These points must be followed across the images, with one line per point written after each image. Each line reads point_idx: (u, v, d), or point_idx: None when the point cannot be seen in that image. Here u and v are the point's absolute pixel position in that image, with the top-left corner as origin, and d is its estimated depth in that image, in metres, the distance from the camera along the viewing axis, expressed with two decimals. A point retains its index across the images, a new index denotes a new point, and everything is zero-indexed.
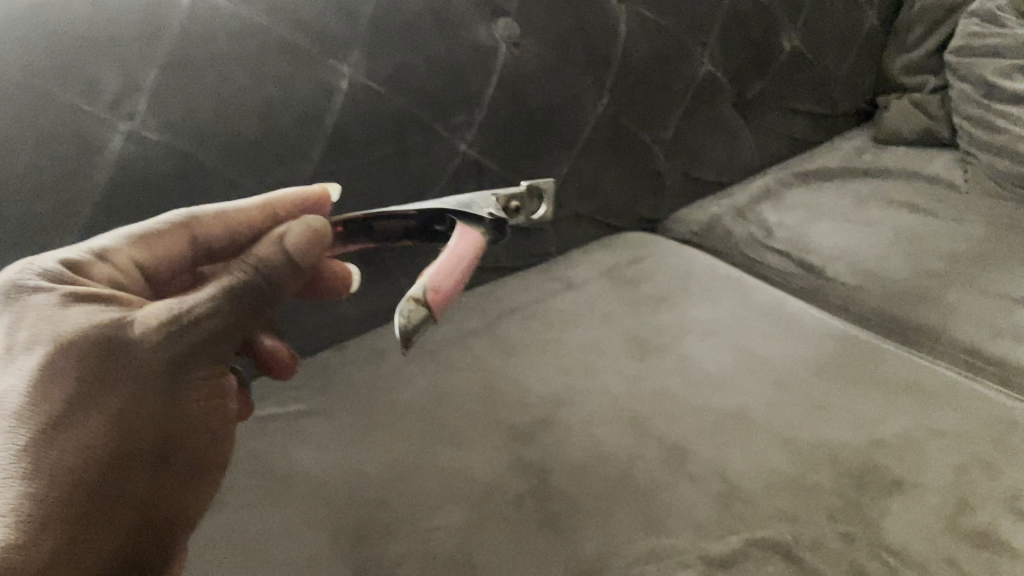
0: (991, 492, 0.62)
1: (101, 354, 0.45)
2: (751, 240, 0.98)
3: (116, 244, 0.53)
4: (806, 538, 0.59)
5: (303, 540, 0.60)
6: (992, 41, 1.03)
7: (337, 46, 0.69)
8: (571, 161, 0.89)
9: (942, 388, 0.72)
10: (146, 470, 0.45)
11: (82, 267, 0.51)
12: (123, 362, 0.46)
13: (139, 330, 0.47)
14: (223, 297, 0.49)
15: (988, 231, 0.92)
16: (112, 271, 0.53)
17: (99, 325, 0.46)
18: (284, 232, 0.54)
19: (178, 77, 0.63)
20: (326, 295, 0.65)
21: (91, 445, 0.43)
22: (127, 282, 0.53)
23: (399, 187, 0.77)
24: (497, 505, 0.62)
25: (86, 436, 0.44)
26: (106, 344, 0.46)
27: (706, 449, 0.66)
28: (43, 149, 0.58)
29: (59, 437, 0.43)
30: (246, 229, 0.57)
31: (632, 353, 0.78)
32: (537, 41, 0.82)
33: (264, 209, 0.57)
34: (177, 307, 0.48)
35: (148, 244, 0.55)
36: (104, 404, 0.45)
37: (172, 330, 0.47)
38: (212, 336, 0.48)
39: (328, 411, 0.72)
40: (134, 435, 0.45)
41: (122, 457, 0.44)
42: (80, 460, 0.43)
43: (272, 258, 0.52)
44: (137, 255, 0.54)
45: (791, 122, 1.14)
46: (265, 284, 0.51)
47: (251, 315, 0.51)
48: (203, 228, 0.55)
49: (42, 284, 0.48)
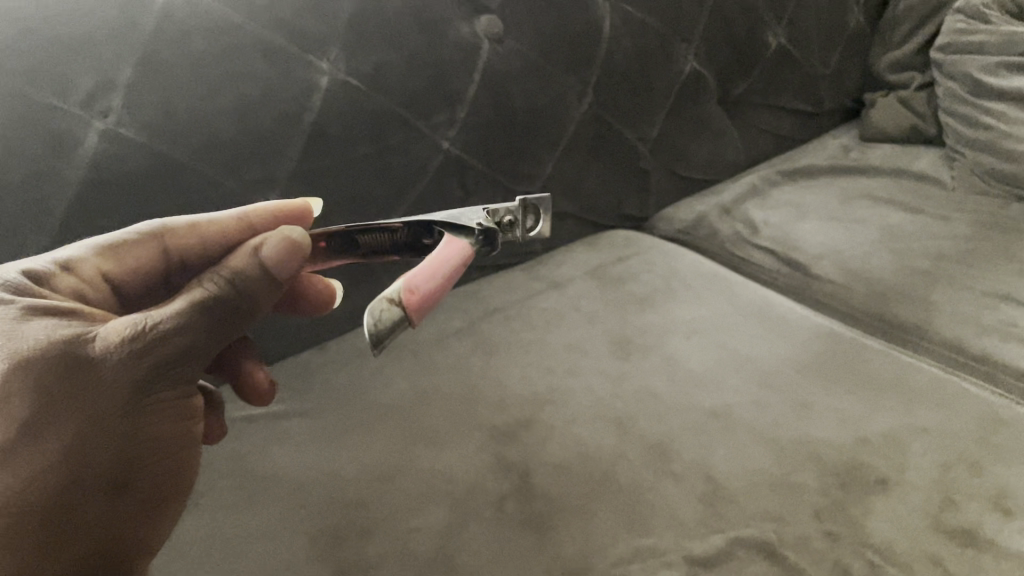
0: (976, 490, 0.62)
1: (58, 373, 0.43)
2: (737, 238, 0.98)
3: (81, 254, 0.52)
4: (789, 538, 0.59)
5: (282, 543, 0.60)
6: (978, 38, 1.02)
7: (316, 44, 0.69)
8: (554, 159, 0.89)
9: (927, 386, 0.71)
10: (100, 497, 0.44)
11: (45, 277, 0.50)
12: (82, 382, 0.43)
13: (101, 346, 0.44)
14: (194, 313, 0.46)
15: (975, 228, 0.91)
16: (76, 282, 0.51)
17: (59, 339, 0.44)
18: (262, 240, 0.50)
19: (153, 74, 0.62)
20: (306, 312, 0.65)
21: (40, 473, 0.42)
22: (92, 294, 0.52)
23: (380, 186, 0.76)
24: (478, 505, 0.62)
25: (42, 461, 0.42)
26: (67, 361, 0.44)
27: (689, 448, 0.66)
28: (15, 146, 0.58)
29: (13, 459, 0.41)
30: (221, 242, 0.56)
31: (616, 353, 0.77)
32: (519, 39, 0.81)
33: (240, 221, 0.56)
34: (144, 322, 0.45)
35: (116, 255, 0.54)
36: (59, 427, 0.43)
37: (137, 347, 0.44)
38: (180, 355, 0.46)
39: (308, 412, 0.71)
40: (89, 459, 0.43)
41: (74, 483, 0.43)
42: (28, 488, 0.41)
43: (246, 271, 0.49)
44: (104, 265, 0.53)
45: (776, 120, 1.14)
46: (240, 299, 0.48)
47: (223, 331, 0.48)
48: (176, 240, 0.55)
49: (0, 296, 0.46)
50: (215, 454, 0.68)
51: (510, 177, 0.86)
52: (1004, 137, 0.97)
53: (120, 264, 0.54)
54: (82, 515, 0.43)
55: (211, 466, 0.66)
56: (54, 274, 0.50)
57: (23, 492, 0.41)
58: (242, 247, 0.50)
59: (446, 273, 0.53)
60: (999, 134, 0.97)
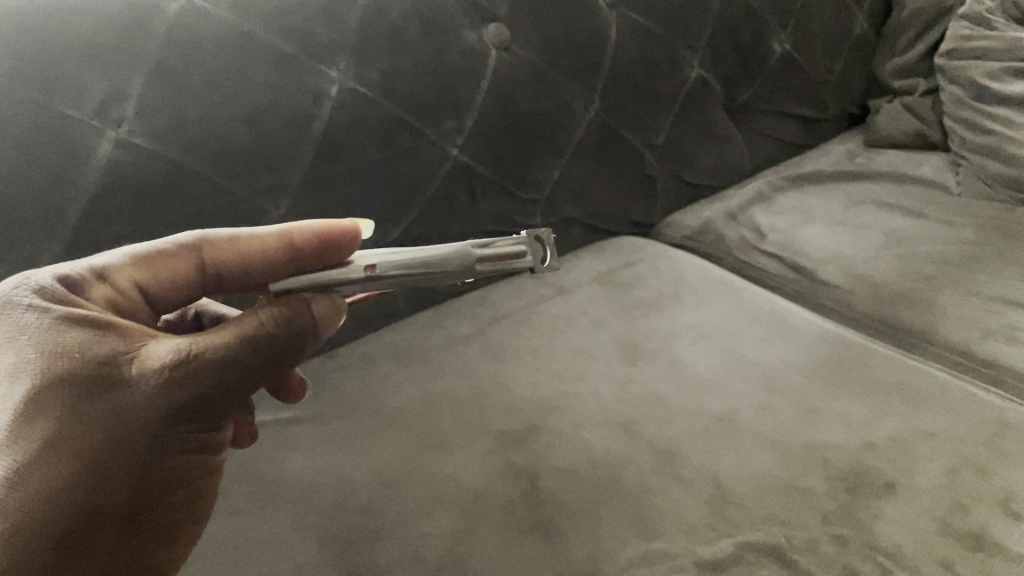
0: (983, 493, 0.62)
1: (89, 394, 0.43)
2: (743, 242, 0.98)
3: (117, 263, 0.51)
4: (799, 542, 0.59)
5: (292, 547, 0.60)
6: (982, 44, 1.03)
7: (326, 52, 0.69)
8: (560, 166, 0.90)
9: (934, 391, 0.72)
10: (121, 524, 0.43)
11: (79, 286, 0.49)
12: (113, 405, 0.43)
13: (138, 371, 0.44)
14: (237, 347, 0.47)
15: (980, 232, 0.92)
16: (109, 292, 0.50)
17: (94, 359, 0.44)
18: (309, 296, 0.50)
19: (165, 84, 0.63)
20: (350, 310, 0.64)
21: (58, 491, 0.41)
22: (125, 305, 0.50)
23: (388, 193, 0.77)
24: (487, 510, 0.62)
25: (68, 476, 0.42)
26: (103, 382, 0.44)
27: (696, 453, 0.66)
28: (31, 155, 0.58)
29: (40, 473, 0.41)
30: (260, 260, 0.52)
31: (623, 358, 0.77)
32: (526, 47, 0.82)
33: (281, 239, 0.52)
34: (187, 349, 0.45)
35: (152, 268, 0.52)
36: (85, 447, 0.42)
37: (176, 374, 0.44)
38: (216, 389, 0.46)
39: (318, 418, 0.72)
40: (114, 484, 0.43)
41: (91, 506, 0.42)
42: (46, 507, 0.41)
43: (297, 314, 0.49)
44: (140, 277, 0.51)
45: (781, 126, 1.14)
46: (282, 339, 0.48)
47: (261, 371, 0.48)
48: (211, 252, 0.52)
49: (36, 302, 0.46)
50: (226, 460, 0.68)
51: (516, 184, 0.87)
52: (1010, 142, 0.97)
53: (157, 278, 0.52)
54: (97, 541, 0.42)
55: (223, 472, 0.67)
56: (88, 283, 0.49)
57: (36, 511, 0.41)
58: (288, 297, 0.50)
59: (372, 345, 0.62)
60: (1004, 140, 0.98)
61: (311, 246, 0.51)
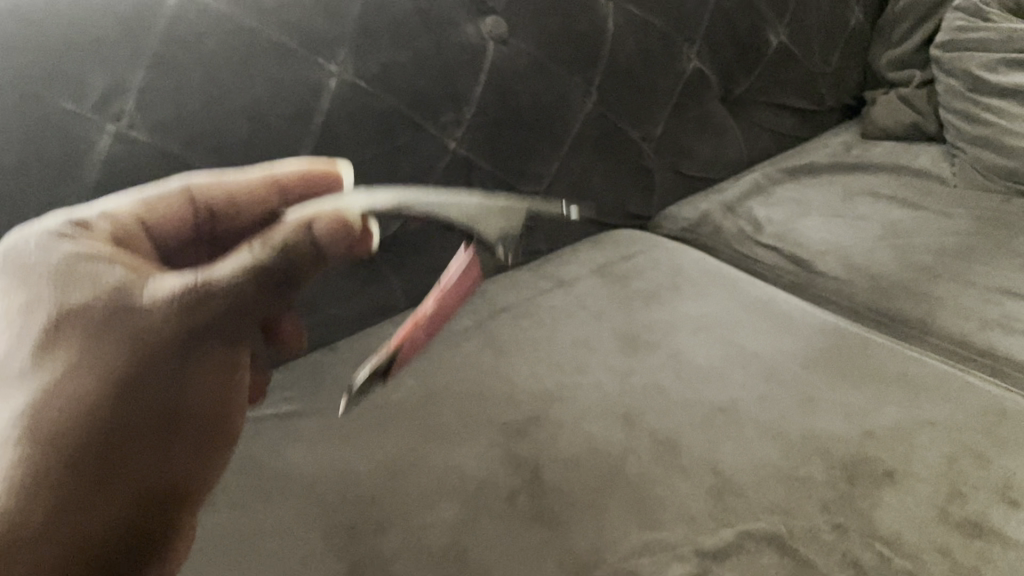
0: (982, 481, 0.62)
1: (105, 319, 0.44)
2: (741, 234, 0.98)
3: (119, 205, 0.51)
4: (799, 530, 0.59)
5: (296, 540, 0.60)
6: (977, 35, 1.03)
7: (325, 46, 0.69)
8: (559, 159, 0.90)
9: (932, 379, 0.72)
10: (150, 438, 0.45)
11: (86, 223, 0.49)
12: (131, 329, 0.44)
13: (149, 299, 0.45)
14: (244, 275, 0.45)
15: (977, 223, 0.92)
16: (111, 224, 0.50)
17: (107, 287, 0.45)
18: (313, 214, 0.46)
19: (165, 78, 0.63)
20: (454, 295, 0.51)
21: (86, 412, 0.43)
22: (130, 240, 0.51)
23: (388, 185, 0.77)
24: (489, 500, 0.63)
25: (93, 398, 0.43)
26: (116, 307, 0.44)
27: (698, 443, 0.67)
28: (32, 149, 0.59)
29: (63, 397, 0.43)
30: (252, 202, 0.54)
31: (623, 349, 0.78)
32: (524, 39, 0.82)
33: (269, 182, 0.54)
34: (197, 279, 0.45)
35: (151, 208, 0.53)
36: (107, 369, 0.44)
37: (186, 301, 0.45)
38: (226, 315, 0.46)
39: (320, 411, 0.72)
40: (139, 403, 0.44)
41: (119, 421, 0.44)
42: (76, 431, 0.43)
43: (295, 242, 0.45)
44: (140, 214, 0.53)
45: (778, 118, 1.14)
46: (283, 268, 0.46)
47: (270, 296, 0.47)
48: (204, 195, 0.53)
49: (42, 240, 0.46)
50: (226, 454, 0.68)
51: (516, 177, 0.87)
52: (1005, 134, 0.98)
53: (155, 217, 0.53)
54: (130, 452, 0.44)
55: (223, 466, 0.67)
56: (94, 219, 0.50)
57: (69, 437, 0.42)
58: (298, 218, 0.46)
59: (451, 315, 0.52)
60: (999, 131, 0.98)
61: (299, 188, 0.54)
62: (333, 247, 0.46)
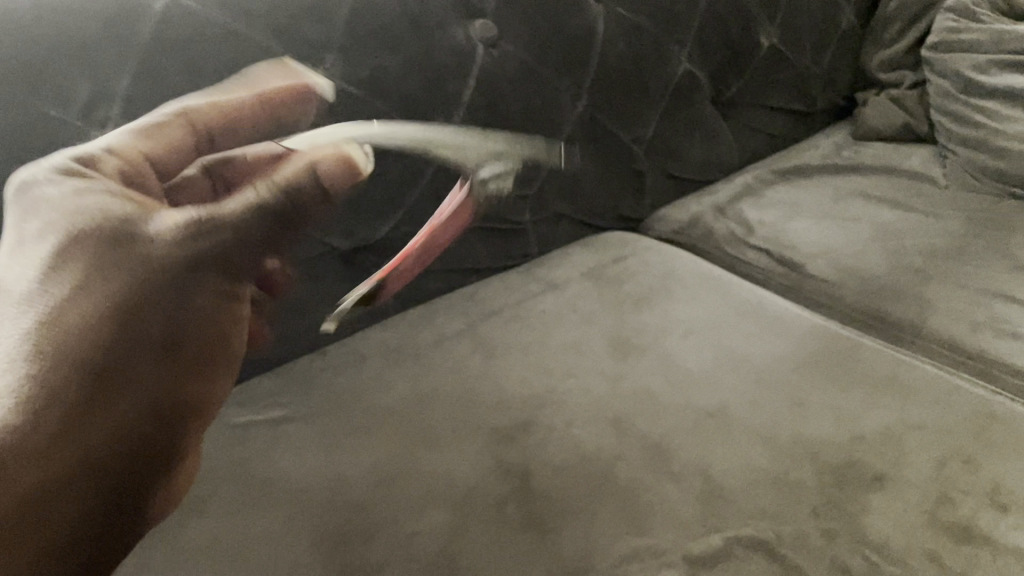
0: (971, 486, 0.62)
1: (108, 247, 0.46)
2: (732, 236, 0.98)
3: (120, 139, 0.54)
4: (788, 536, 0.59)
5: (285, 549, 0.60)
6: (968, 37, 1.03)
7: (312, 50, 0.69)
8: (549, 162, 0.90)
9: (922, 383, 0.72)
10: (154, 361, 0.48)
11: (90, 161, 0.51)
12: (134, 258, 0.46)
13: (155, 231, 0.47)
14: (247, 212, 0.47)
15: (967, 225, 0.92)
16: (116, 161, 0.52)
17: (110, 215, 0.47)
18: (316, 155, 0.48)
19: (150, 84, 0.63)
20: (449, 227, 0.61)
21: (92, 334, 0.45)
22: (137, 172, 0.53)
23: (377, 189, 0.77)
24: (479, 506, 0.62)
25: (98, 318, 0.46)
26: (119, 237, 0.46)
27: (687, 448, 0.67)
28: (15, 156, 0.58)
29: (70, 318, 0.45)
30: (246, 121, 0.57)
31: (614, 353, 0.78)
32: (514, 42, 0.82)
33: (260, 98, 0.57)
34: (200, 215, 0.47)
35: (152, 136, 0.55)
36: (112, 295, 0.46)
37: (186, 236, 0.47)
38: (224, 250, 0.48)
39: (309, 417, 0.72)
40: (143, 329, 0.47)
41: (124, 343, 0.46)
42: (83, 351, 0.45)
43: (300, 182, 0.47)
44: (143, 146, 0.54)
45: (770, 119, 1.14)
46: (283, 207, 0.48)
47: (268, 232, 0.48)
48: (201, 117, 0.56)
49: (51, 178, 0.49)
50: (214, 461, 0.68)
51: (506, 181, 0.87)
52: (996, 136, 0.98)
53: (159, 146, 0.55)
54: (135, 371, 0.47)
55: (211, 473, 0.67)
56: (98, 159, 0.52)
57: (75, 354, 0.45)
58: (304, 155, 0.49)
59: (445, 240, 0.63)
60: (990, 132, 0.98)
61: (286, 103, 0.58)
62: (336, 189, 0.49)
